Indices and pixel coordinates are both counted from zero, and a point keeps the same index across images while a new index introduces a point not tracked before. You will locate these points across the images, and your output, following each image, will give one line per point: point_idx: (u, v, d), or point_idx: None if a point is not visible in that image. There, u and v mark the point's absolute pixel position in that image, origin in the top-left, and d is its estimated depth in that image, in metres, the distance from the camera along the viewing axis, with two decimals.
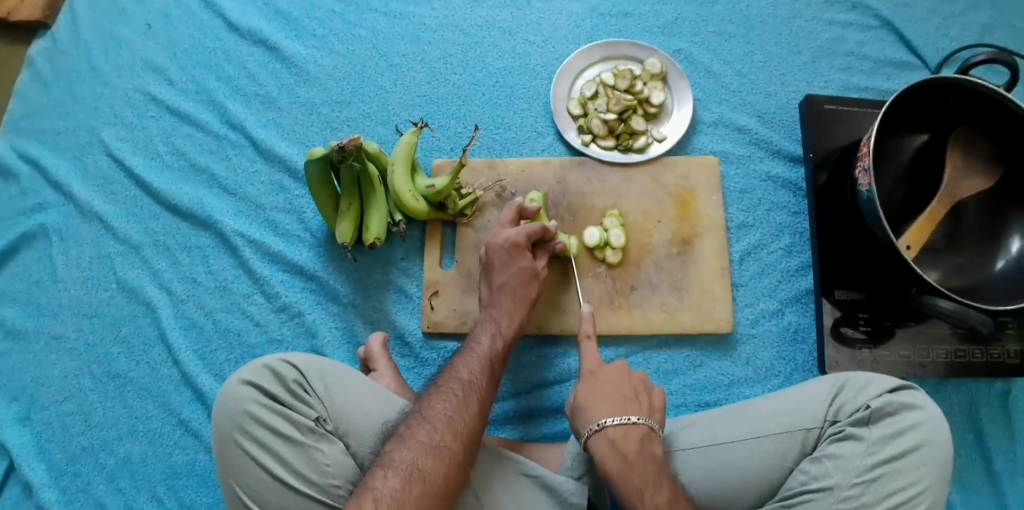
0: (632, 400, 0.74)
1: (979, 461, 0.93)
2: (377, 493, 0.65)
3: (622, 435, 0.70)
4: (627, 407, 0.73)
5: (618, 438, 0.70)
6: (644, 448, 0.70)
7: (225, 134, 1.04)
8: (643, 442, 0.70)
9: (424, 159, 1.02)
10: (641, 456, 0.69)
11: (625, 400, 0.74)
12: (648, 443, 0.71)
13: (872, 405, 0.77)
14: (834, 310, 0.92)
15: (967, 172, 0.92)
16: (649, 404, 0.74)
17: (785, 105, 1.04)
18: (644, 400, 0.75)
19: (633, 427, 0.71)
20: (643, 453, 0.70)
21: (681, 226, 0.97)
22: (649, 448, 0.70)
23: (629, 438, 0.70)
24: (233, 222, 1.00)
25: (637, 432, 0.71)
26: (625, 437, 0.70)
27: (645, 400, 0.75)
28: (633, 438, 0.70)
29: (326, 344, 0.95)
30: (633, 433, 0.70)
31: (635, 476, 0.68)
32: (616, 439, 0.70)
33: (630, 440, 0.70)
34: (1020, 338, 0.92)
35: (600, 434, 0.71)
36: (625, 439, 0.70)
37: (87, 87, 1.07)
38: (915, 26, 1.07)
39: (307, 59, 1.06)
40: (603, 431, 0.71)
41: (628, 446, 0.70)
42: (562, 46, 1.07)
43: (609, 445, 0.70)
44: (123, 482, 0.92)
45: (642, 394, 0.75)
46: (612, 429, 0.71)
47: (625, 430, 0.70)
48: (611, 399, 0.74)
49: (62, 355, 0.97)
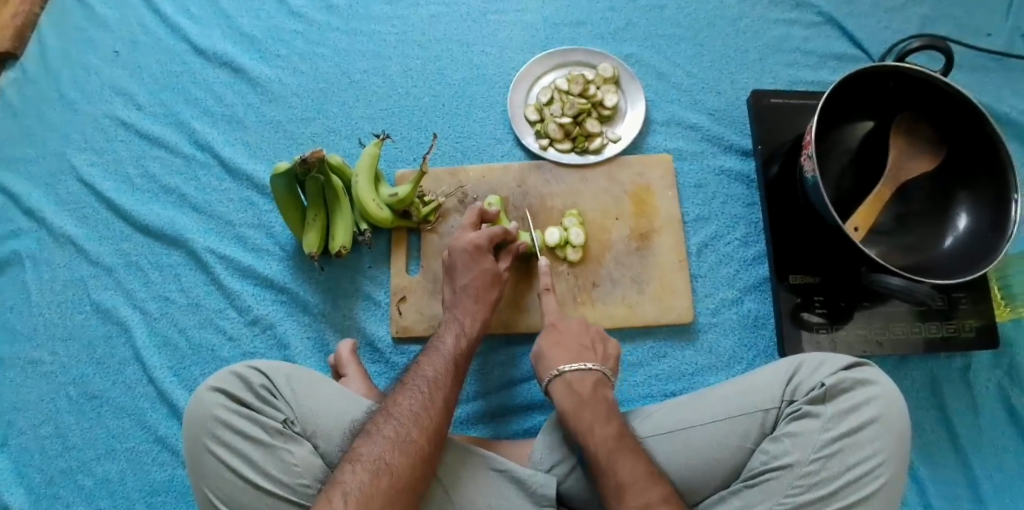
0: (588, 350, 0.82)
1: (945, 435, 0.95)
2: (346, 486, 0.66)
3: (578, 378, 0.78)
4: (583, 356, 0.81)
5: (575, 380, 0.78)
6: (598, 391, 0.77)
7: (194, 155, 1.07)
8: (597, 385, 0.78)
9: (387, 170, 1.05)
10: (594, 396, 0.76)
11: (581, 350, 0.82)
12: (602, 386, 0.78)
13: (826, 383, 0.77)
14: (791, 296, 0.94)
15: (911, 155, 0.95)
16: (604, 353, 0.83)
17: (734, 102, 1.08)
18: (600, 350, 0.83)
19: (589, 372, 0.79)
20: (596, 394, 0.76)
21: (639, 222, 1.00)
22: (602, 393, 0.77)
23: (584, 380, 0.78)
24: (203, 239, 1.02)
25: (591, 375, 0.78)
26: (581, 380, 0.78)
27: (601, 350, 0.83)
28: (589, 382, 0.78)
29: (298, 353, 0.97)
30: (588, 377, 0.78)
31: (587, 411, 0.74)
32: (573, 382, 0.78)
33: (584, 384, 0.78)
34: (974, 312, 0.95)
35: (559, 378, 0.79)
36: (581, 381, 0.78)
37: (57, 116, 1.10)
38: (856, 21, 1.11)
39: (271, 79, 1.10)
40: (562, 376, 0.79)
41: (583, 387, 0.77)
42: (517, 56, 1.11)
43: (566, 387, 0.78)
44: (103, 501, 0.93)
45: (598, 344, 0.83)
46: (570, 374, 0.79)
47: (582, 374, 0.78)
48: (569, 348, 0.82)
49: (38, 380, 0.98)
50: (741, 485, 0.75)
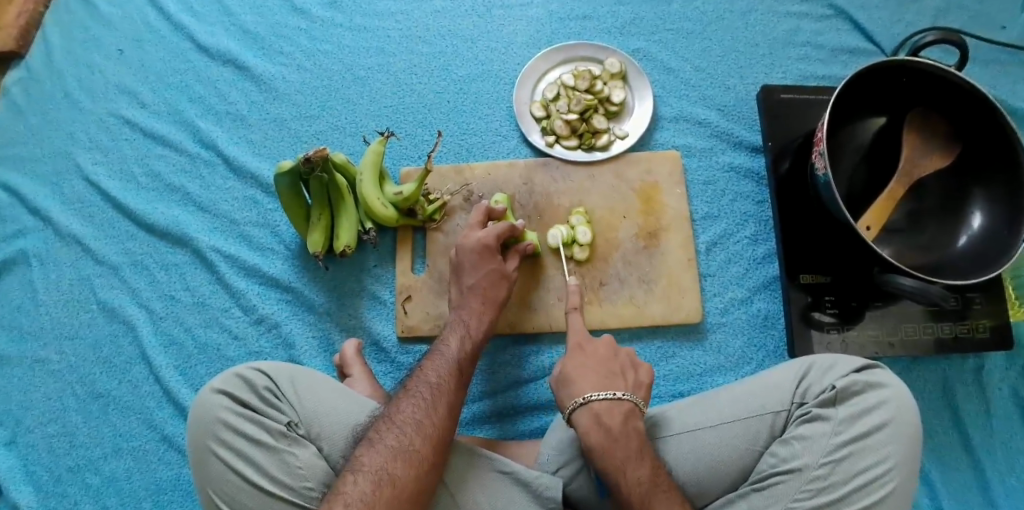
0: (617, 376, 0.79)
1: (957, 436, 0.93)
2: (348, 497, 0.65)
3: (607, 410, 0.74)
4: (613, 383, 0.78)
5: (603, 413, 0.74)
6: (629, 424, 0.74)
7: (198, 153, 1.06)
8: (627, 418, 0.74)
9: (392, 168, 1.04)
10: (624, 431, 0.73)
11: (611, 377, 0.78)
12: (632, 419, 0.75)
13: (837, 385, 0.75)
14: (801, 295, 0.93)
15: (923, 152, 0.93)
16: (634, 380, 0.79)
17: (744, 97, 1.06)
18: (630, 377, 0.79)
19: (619, 403, 0.75)
20: (627, 429, 0.73)
21: (646, 220, 0.98)
22: (633, 426, 0.74)
23: (613, 413, 0.74)
24: (208, 238, 1.02)
25: (622, 408, 0.75)
26: (610, 413, 0.74)
27: (630, 377, 0.79)
28: (619, 414, 0.74)
29: (303, 353, 0.96)
30: (617, 408, 0.75)
31: (619, 450, 0.71)
32: (600, 414, 0.74)
33: (614, 416, 0.74)
34: (988, 312, 0.93)
35: (585, 409, 0.75)
36: (609, 414, 0.74)
37: (62, 114, 1.10)
38: (868, 14, 1.09)
39: (275, 77, 1.09)
40: (588, 406, 0.75)
41: (613, 421, 0.74)
42: (523, 52, 1.09)
43: (594, 419, 0.74)
44: (110, 499, 0.93)
45: (628, 371, 0.80)
46: (598, 404, 0.75)
47: (611, 406, 0.75)
48: (596, 374, 0.78)
49: (45, 378, 0.98)
50: (748, 488, 0.74)
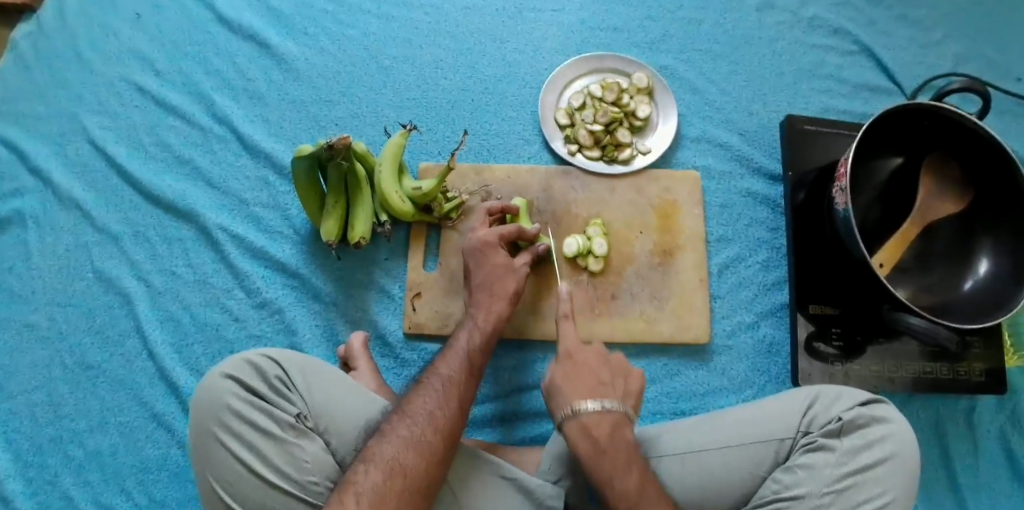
0: (607, 386, 0.77)
1: (945, 474, 0.95)
2: (359, 487, 0.64)
3: (596, 423, 0.73)
4: (602, 393, 0.75)
5: (591, 424, 0.72)
6: (617, 435, 0.72)
7: (211, 128, 1.04)
8: (615, 429, 0.73)
9: (411, 161, 1.03)
10: (613, 442, 0.72)
11: (598, 387, 0.76)
12: (622, 428, 0.73)
13: (844, 417, 0.76)
14: (809, 325, 0.94)
15: (938, 196, 0.95)
16: (624, 390, 0.78)
17: (766, 124, 1.07)
18: (619, 386, 0.78)
19: (608, 414, 0.73)
20: (615, 439, 0.72)
21: (662, 237, 0.99)
22: (621, 436, 0.73)
23: (602, 424, 0.73)
24: (215, 215, 0.99)
25: (611, 418, 0.73)
26: (598, 425, 0.73)
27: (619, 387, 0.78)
28: (606, 426, 0.73)
29: (305, 341, 0.95)
30: (606, 420, 0.73)
31: (606, 462, 0.71)
32: (590, 426, 0.73)
33: (602, 427, 0.73)
34: (985, 357, 0.95)
35: (573, 420, 0.73)
36: (598, 426, 0.73)
37: (71, 73, 1.07)
38: (892, 54, 1.11)
39: (298, 57, 1.07)
40: (577, 417, 0.73)
41: (601, 433, 0.72)
42: (551, 57, 1.09)
43: (582, 430, 0.73)
44: (91, 475, 0.90)
45: (618, 379, 0.78)
46: (586, 415, 0.73)
47: (599, 418, 0.73)
48: (586, 383, 0.76)
49: (34, 344, 0.95)
50: None
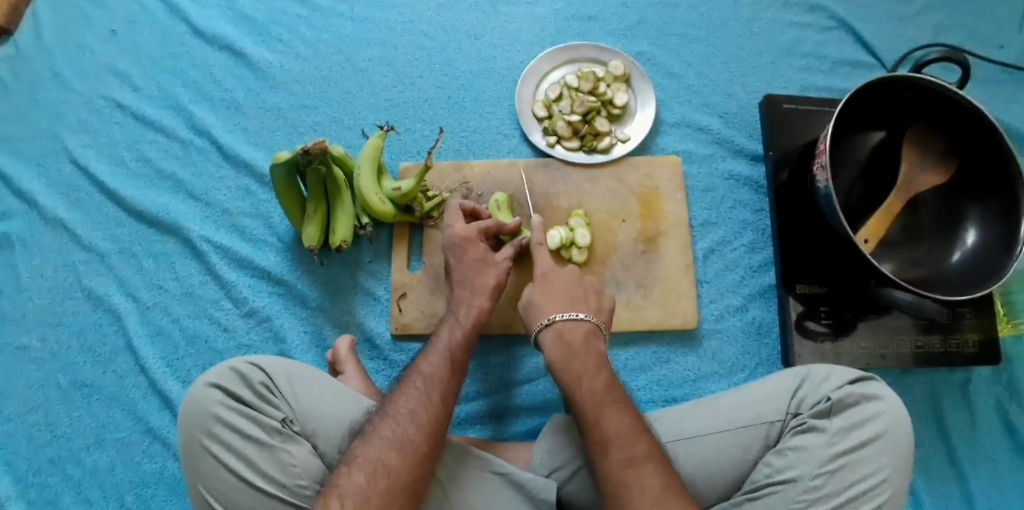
0: (581, 300, 0.82)
1: (942, 448, 0.94)
2: (342, 490, 0.64)
3: (568, 328, 0.78)
4: (577, 306, 0.81)
5: (566, 330, 0.78)
6: (591, 344, 0.77)
7: (191, 140, 1.04)
8: (588, 336, 0.78)
9: (391, 162, 1.03)
10: (587, 351, 0.76)
11: (575, 299, 0.82)
12: (593, 339, 0.78)
13: (832, 397, 0.76)
14: (797, 305, 0.94)
15: (921, 169, 0.94)
16: (597, 307, 0.82)
17: (746, 105, 1.06)
18: (594, 302, 0.83)
19: (582, 323, 0.79)
20: (588, 346, 0.77)
21: (646, 225, 0.98)
22: (607, 368, 0.75)
23: (575, 329, 0.78)
24: (199, 227, 1.00)
25: (582, 327, 0.78)
26: (573, 331, 0.78)
27: (594, 302, 0.83)
28: (580, 330, 0.78)
29: (294, 347, 0.95)
30: (580, 327, 0.78)
31: (577, 364, 0.75)
32: (563, 331, 0.78)
33: (575, 333, 0.78)
34: (977, 327, 0.94)
35: (549, 328, 0.79)
36: (571, 332, 0.78)
37: (51, 94, 1.07)
38: (870, 28, 1.10)
39: (273, 64, 1.07)
40: (552, 325, 0.79)
41: (575, 340, 0.77)
42: (526, 50, 1.08)
43: (556, 336, 0.78)
44: (91, 491, 0.90)
45: (591, 297, 0.83)
46: (561, 323, 0.79)
47: (574, 324, 0.78)
48: (561, 297, 0.82)
49: (28, 366, 0.96)
50: (742, 498, 0.73)
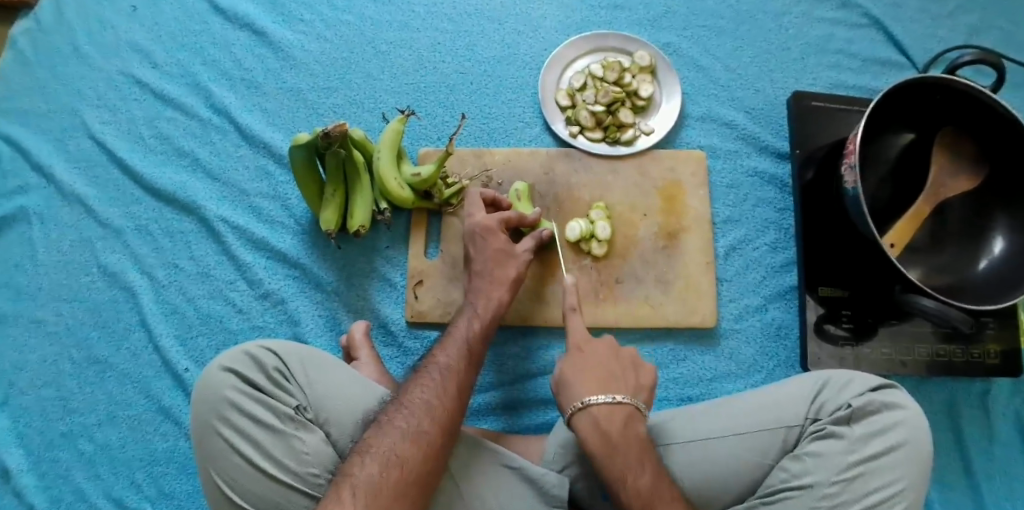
0: (617, 379, 0.74)
1: (957, 458, 0.93)
2: (355, 480, 0.63)
3: (607, 413, 0.71)
4: (611, 385, 0.73)
5: (603, 419, 0.70)
6: (629, 430, 0.70)
7: (210, 119, 1.03)
8: (615, 344, 0.77)
9: (411, 147, 1.01)
10: (625, 437, 0.70)
11: (609, 378, 0.73)
12: (634, 424, 0.71)
13: (853, 404, 0.74)
14: (818, 307, 0.92)
15: (950, 173, 0.92)
16: (636, 383, 0.75)
17: (773, 101, 1.04)
18: (631, 378, 0.75)
19: (618, 407, 0.71)
20: (626, 434, 0.70)
21: (667, 220, 0.97)
22: (633, 430, 0.71)
23: (613, 418, 0.70)
24: (216, 207, 0.99)
25: (622, 412, 0.71)
26: (609, 417, 0.70)
27: (631, 379, 0.75)
28: (619, 419, 0.71)
29: (308, 331, 0.94)
30: (617, 411, 0.71)
31: (618, 463, 0.68)
32: (601, 420, 0.70)
33: (613, 422, 0.70)
34: (999, 338, 0.93)
35: (584, 412, 0.71)
36: (609, 417, 0.71)
37: (70, 68, 1.06)
38: (904, 26, 1.07)
39: (294, 44, 1.06)
40: (587, 409, 0.71)
41: (612, 427, 0.70)
42: (551, 37, 1.06)
43: (593, 423, 0.70)
44: (102, 468, 0.90)
45: (629, 373, 0.75)
46: (598, 408, 0.71)
47: (611, 409, 0.71)
48: (595, 375, 0.73)
49: (42, 340, 0.95)
50: (756, 501, 0.73)
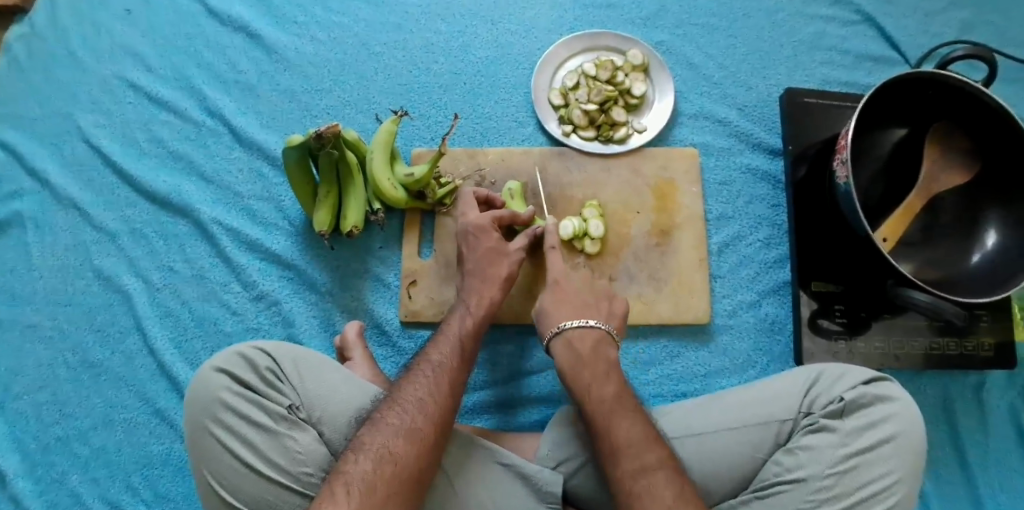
0: (592, 307, 0.82)
1: (953, 452, 0.93)
2: (348, 477, 0.63)
3: (579, 335, 0.78)
4: (587, 311, 0.81)
5: (575, 337, 0.78)
6: (599, 350, 0.77)
7: (204, 122, 1.03)
8: (598, 342, 0.78)
9: (404, 148, 1.01)
10: (593, 356, 0.76)
11: (585, 306, 0.81)
12: (603, 345, 0.78)
13: (846, 397, 0.74)
14: (811, 303, 0.92)
15: (943, 167, 0.92)
16: (607, 311, 0.82)
17: (765, 98, 1.04)
18: (605, 306, 0.82)
19: (591, 329, 0.79)
20: (598, 352, 0.77)
21: (660, 217, 0.97)
22: (603, 351, 0.77)
23: (584, 338, 0.78)
24: (210, 209, 0.99)
25: (592, 333, 0.78)
26: (582, 337, 0.78)
27: (606, 307, 0.82)
28: (589, 339, 0.78)
29: (303, 332, 0.94)
30: (588, 334, 0.78)
31: (586, 370, 0.75)
32: (573, 339, 0.78)
33: (584, 341, 0.77)
34: (994, 330, 0.93)
35: (559, 336, 0.79)
36: (581, 339, 0.78)
37: (65, 73, 1.06)
38: (896, 22, 1.07)
39: (288, 47, 1.06)
40: (562, 333, 0.78)
41: (584, 345, 0.77)
42: (544, 37, 1.07)
43: (566, 344, 0.78)
44: (98, 471, 0.90)
45: (603, 302, 0.83)
46: (571, 331, 0.78)
47: (584, 331, 0.78)
48: (572, 304, 0.81)
49: (37, 344, 0.96)
50: (750, 496, 0.73)
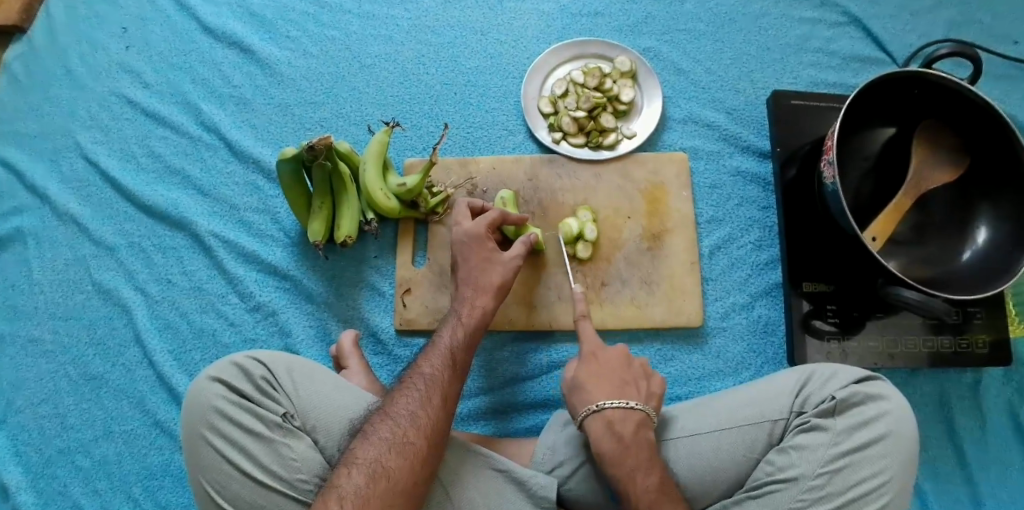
0: (630, 385, 0.76)
1: (951, 449, 0.93)
2: (342, 491, 0.64)
3: (620, 418, 0.73)
4: (626, 392, 0.75)
5: (617, 420, 0.72)
6: (640, 434, 0.72)
7: (200, 137, 1.05)
8: (640, 428, 0.73)
9: (396, 158, 1.03)
10: (636, 440, 0.72)
11: (622, 386, 0.76)
12: (645, 430, 0.73)
13: (837, 396, 0.74)
14: (803, 304, 0.93)
15: (932, 167, 0.92)
16: (647, 391, 0.77)
17: (753, 101, 1.05)
18: (642, 386, 0.77)
19: (633, 411, 0.73)
20: (639, 438, 0.72)
21: (651, 221, 0.98)
22: (645, 436, 0.72)
23: (627, 421, 0.73)
24: (207, 222, 1.01)
25: (635, 416, 0.73)
26: (623, 420, 0.73)
27: (644, 386, 0.77)
28: (632, 423, 0.73)
29: (300, 342, 0.96)
30: (632, 417, 0.73)
31: (630, 458, 0.70)
32: (613, 421, 0.72)
33: (627, 424, 0.73)
34: (988, 327, 0.92)
35: (597, 415, 0.73)
36: (623, 421, 0.73)
37: (63, 91, 1.08)
38: (882, 23, 1.08)
39: (281, 61, 1.08)
40: (601, 412, 0.73)
41: (625, 428, 0.72)
42: (533, 46, 1.08)
43: (607, 427, 0.72)
44: (100, 483, 0.92)
45: (641, 381, 0.77)
46: (610, 411, 0.73)
47: (624, 414, 0.73)
48: (611, 382, 0.76)
49: (38, 358, 0.97)
50: (743, 496, 0.72)
